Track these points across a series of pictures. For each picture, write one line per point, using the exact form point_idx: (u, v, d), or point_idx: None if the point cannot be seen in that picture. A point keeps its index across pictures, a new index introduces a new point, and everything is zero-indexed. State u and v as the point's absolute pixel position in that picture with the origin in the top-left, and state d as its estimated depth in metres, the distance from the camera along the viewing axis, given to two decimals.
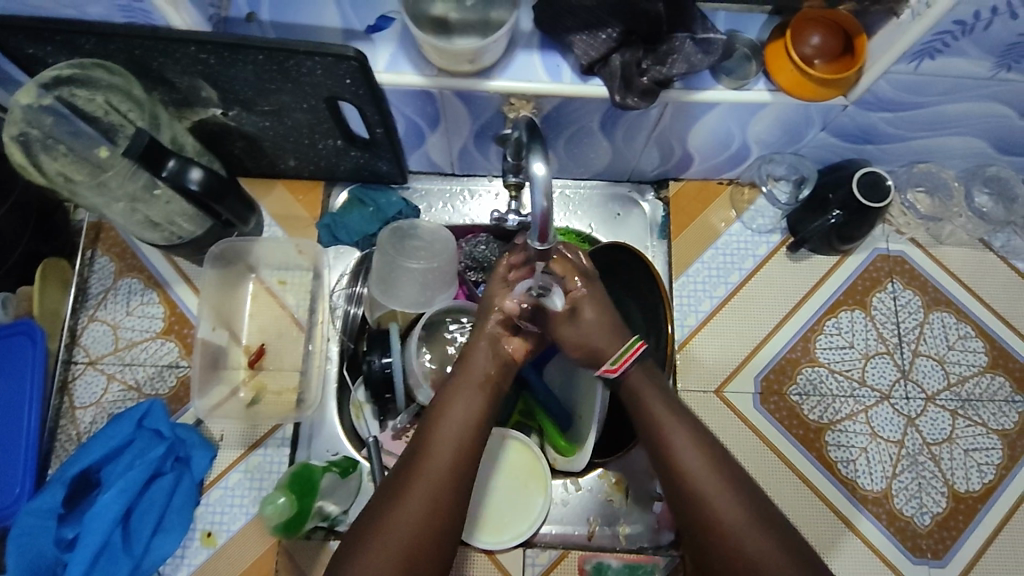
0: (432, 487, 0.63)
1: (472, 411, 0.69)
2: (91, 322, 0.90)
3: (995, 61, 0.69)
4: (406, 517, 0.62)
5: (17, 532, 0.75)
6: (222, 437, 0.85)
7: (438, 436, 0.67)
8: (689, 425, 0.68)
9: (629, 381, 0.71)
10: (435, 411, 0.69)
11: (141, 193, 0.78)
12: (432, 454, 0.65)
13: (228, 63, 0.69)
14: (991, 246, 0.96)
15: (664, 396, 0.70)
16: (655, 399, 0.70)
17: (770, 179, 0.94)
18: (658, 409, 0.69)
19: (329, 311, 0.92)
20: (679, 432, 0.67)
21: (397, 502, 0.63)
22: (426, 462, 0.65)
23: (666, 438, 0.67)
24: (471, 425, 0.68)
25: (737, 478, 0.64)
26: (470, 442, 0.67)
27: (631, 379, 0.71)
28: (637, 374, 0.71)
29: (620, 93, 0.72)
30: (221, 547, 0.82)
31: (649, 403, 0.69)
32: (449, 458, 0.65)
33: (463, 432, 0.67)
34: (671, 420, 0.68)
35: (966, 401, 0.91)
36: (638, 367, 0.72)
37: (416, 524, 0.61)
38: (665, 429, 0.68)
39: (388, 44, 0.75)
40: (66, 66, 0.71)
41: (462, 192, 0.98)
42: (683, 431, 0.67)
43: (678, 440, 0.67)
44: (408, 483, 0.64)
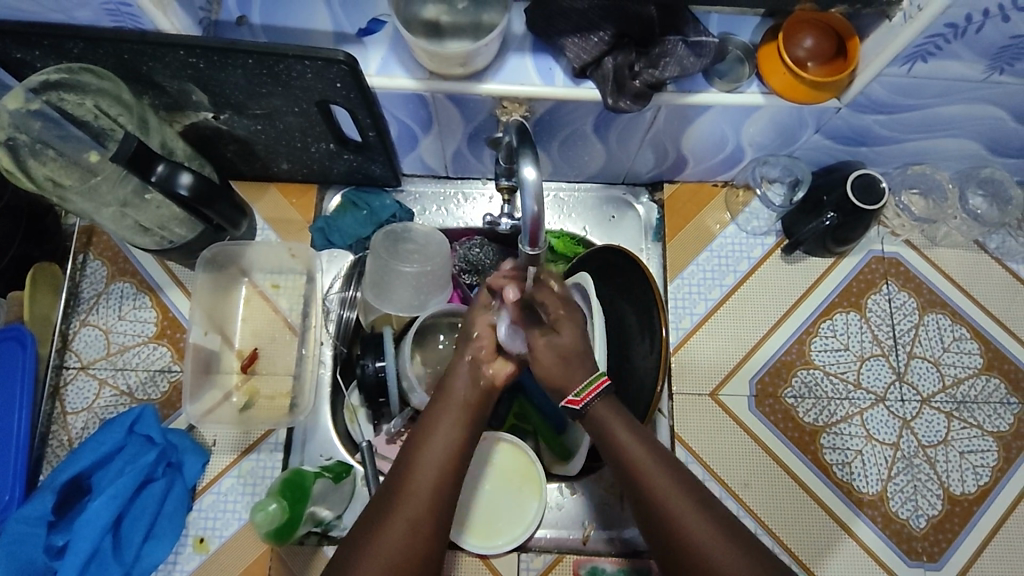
0: (417, 516, 0.63)
1: (456, 439, 0.68)
2: (82, 326, 0.89)
3: (988, 63, 0.69)
4: (388, 547, 0.61)
5: (6, 541, 0.73)
6: (214, 443, 0.85)
7: (421, 463, 0.66)
8: (654, 451, 0.66)
9: (593, 413, 0.69)
10: (419, 438, 0.69)
11: (131, 197, 0.78)
12: (416, 482, 0.65)
13: (218, 67, 0.69)
14: (986, 247, 0.96)
15: (630, 422, 0.68)
16: (622, 428, 0.67)
17: (764, 181, 0.93)
18: (625, 437, 0.67)
19: (323, 314, 0.91)
20: (647, 459, 0.65)
21: (379, 531, 0.62)
22: (410, 490, 0.64)
23: (634, 462, 0.65)
24: (455, 452, 0.68)
25: (708, 500, 0.63)
26: (453, 470, 0.67)
27: (597, 411, 0.69)
28: (599, 406, 0.69)
29: (612, 96, 0.72)
30: (214, 553, 0.81)
31: (615, 430, 0.67)
32: (433, 486, 0.65)
33: (448, 460, 0.67)
34: (637, 445, 0.66)
35: (962, 402, 0.91)
36: (602, 399, 0.69)
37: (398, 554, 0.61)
38: (631, 455, 0.66)
39: (380, 48, 0.74)
40: (54, 69, 0.70)
41: (456, 195, 0.98)
42: (649, 456, 0.65)
43: (646, 464, 0.65)
44: (392, 511, 0.63)
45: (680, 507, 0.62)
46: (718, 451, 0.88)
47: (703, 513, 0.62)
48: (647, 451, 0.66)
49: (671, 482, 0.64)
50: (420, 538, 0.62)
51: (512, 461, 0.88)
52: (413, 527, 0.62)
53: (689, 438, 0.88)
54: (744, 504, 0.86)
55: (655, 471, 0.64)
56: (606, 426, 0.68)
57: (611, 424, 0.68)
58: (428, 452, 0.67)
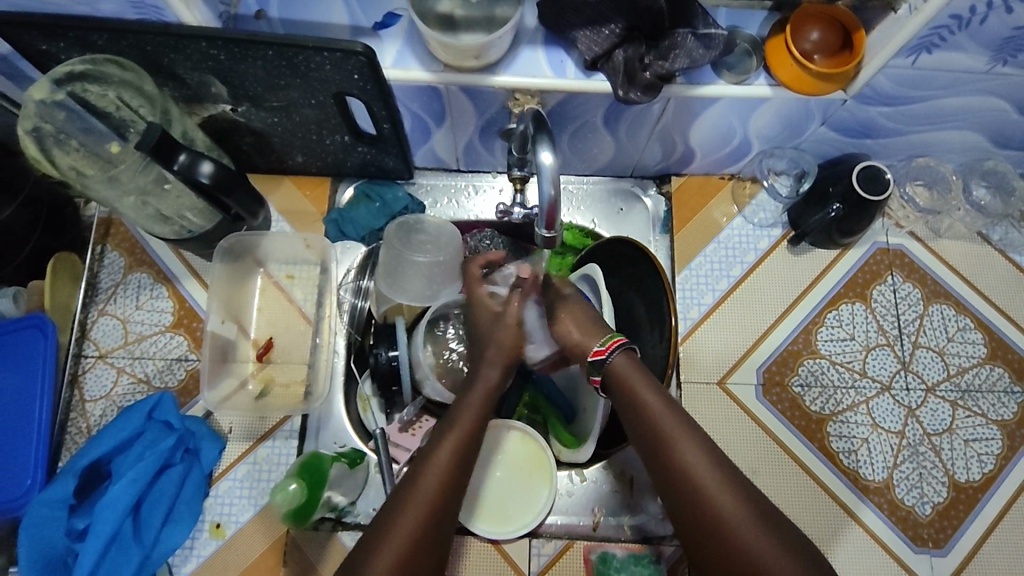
0: (431, 511, 0.62)
1: (469, 438, 0.68)
2: (101, 316, 0.91)
3: (991, 54, 0.70)
4: (403, 539, 0.60)
5: (29, 522, 0.76)
6: (230, 430, 0.87)
7: (436, 460, 0.66)
8: (676, 414, 0.67)
9: (616, 371, 0.71)
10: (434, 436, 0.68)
11: (151, 186, 0.79)
12: (430, 477, 0.64)
13: (238, 58, 0.70)
14: (989, 239, 0.98)
15: (653, 384, 0.70)
16: (648, 392, 0.69)
17: (772, 173, 0.96)
18: (649, 398, 0.68)
19: (336, 305, 0.93)
20: (669, 421, 0.67)
21: (394, 523, 0.61)
22: (424, 484, 0.64)
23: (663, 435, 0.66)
24: (469, 458, 0.67)
25: (727, 466, 0.64)
26: (467, 468, 0.67)
27: (619, 369, 0.71)
28: (623, 363, 0.71)
29: (623, 88, 0.73)
30: (230, 539, 0.83)
31: (639, 391, 0.69)
32: (445, 481, 0.64)
33: (461, 459, 0.67)
34: (660, 406, 0.68)
35: (966, 391, 0.92)
36: (624, 352, 0.72)
37: (411, 550, 0.60)
38: (654, 417, 0.67)
39: (396, 41, 0.76)
40: (78, 61, 0.72)
41: (467, 187, 1.00)
42: (671, 418, 0.67)
43: (669, 426, 0.66)
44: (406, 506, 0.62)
45: (702, 471, 0.63)
46: (727, 439, 0.89)
47: (723, 479, 0.63)
48: (670, 414, 0.67)
49: (692, 444, 0.65)
50: (430, 535, 0.62)
51: (521, 448, 0.89)
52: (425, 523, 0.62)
53: (697, 426, 0.89)
54: None
55: (678, 434, 0.66)
56: (631, 386, 0.70)
57: (636, 384, 0.70)
58: (443, 449, 0.66)
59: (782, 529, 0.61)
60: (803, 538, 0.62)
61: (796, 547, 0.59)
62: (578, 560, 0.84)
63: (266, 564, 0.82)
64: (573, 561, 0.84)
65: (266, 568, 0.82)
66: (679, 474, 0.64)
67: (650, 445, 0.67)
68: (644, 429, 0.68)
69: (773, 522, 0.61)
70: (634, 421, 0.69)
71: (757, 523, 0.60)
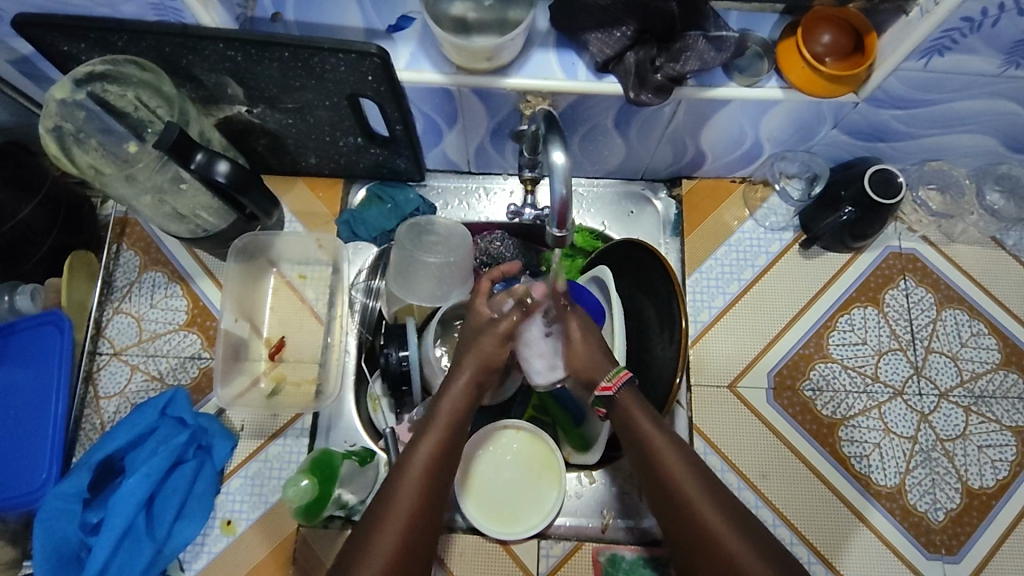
0: (417, 507, 0.63)
1: (458, 418, 0.71)
2: (116, 314, 0.92)
3: (1004, 58, 0.70)
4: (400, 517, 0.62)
5: (44, 516, 0.77)
6: (242, 427, 0.88)
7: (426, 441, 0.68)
8: (674, 442, 0.69)
9: (624, 406, 0.71)
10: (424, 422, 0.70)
11: (168, 185, 0.81)
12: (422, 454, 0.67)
13: (255, 59, 0.71)
14: (1003, 243, 0.97)
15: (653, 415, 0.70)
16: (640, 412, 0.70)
17: (784, 177, 0.95)
18: (648, 429, 0.69)
19: (348, 304, 0.94)
20: (667, 450, 0.68)
21: (390, 500, 0.64)
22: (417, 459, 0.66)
23: (656, 453, 0.68)
24: (446, 463, 0.68)
25: (722, 492, 0.65)
26: (448, 464, 0.68)
27: (622, 401, 0.71)
28: (629, 398, 0.71)
29: (634, 90, 0.74)
30: (240, 535, 0.83)
31: (639, 423, 0.70)
32: (437, 464, 0.67)
33: (444, 455, 0.68)
34: (659, 435, 0.69)
35: (980, 397, 0.91)
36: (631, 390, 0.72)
37: (409, 531, 0.62)
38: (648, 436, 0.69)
39: (409, 44, 0.77)
40: (99, 62, 0.73)
41: (478, 189, 1.00)
42: (669, 448, 0.68)
43: (670, 459, 0.67)
44: (387, 514, 0.63)
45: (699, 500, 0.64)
46: (737, 443, 0.88)
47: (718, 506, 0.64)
48: (668, 443, 0.68)
49: (690, 470, 0.67)
50: (425, 512, 0.64)
51: (530, 449, 0.89)
52: (421, 498, 0.64)
53: (707, 429, 0.89)
54: (763, 496, 0.86)
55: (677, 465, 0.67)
56: (629, 415, 0.70)
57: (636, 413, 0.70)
58: (432, 431, 0.69)
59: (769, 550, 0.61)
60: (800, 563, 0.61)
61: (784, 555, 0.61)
62: (587, 561, 0.84)
63: (276, 560, 0.82)
64: (582, 562, 0.84)
65: (275, 566, 0.82)
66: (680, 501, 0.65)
67: (652, 473, 0.68)
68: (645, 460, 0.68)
69: (768, 549, 0.61)
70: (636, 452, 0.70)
71: (755, 555, 0.60)
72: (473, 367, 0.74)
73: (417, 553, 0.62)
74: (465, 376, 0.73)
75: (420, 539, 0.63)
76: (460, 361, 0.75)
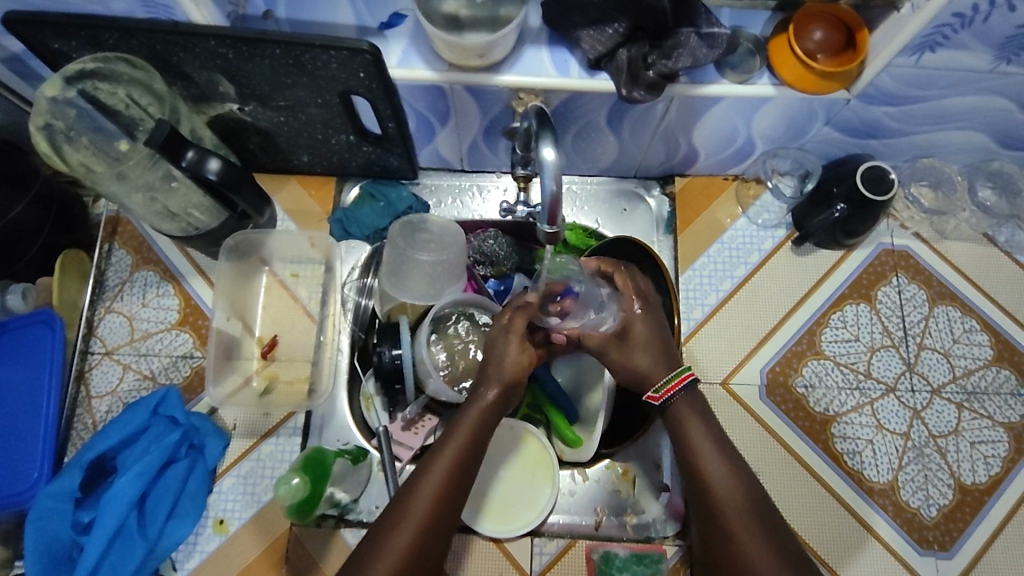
0: (433, 513, 0.64)
1: (490, 417, 0.70)
2: (107, 313, 0.92)
3: (995, 54, 0.70)
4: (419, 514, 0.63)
5: (35, 515, 0.77)
6: (234, 427, 0.87)
7: (455, 439, 0.68)
8: (718, 444, 0.70)
9: (673, 405, 0.73)
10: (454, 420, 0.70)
11: (159, 183, 0.80)
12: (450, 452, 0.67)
13: (246, 57, 0.71)
14: (995, 240, 0.97)
15: (704, 417, 0.72)
16: (687, 409, 0.73)
17: (776, 174, 0.96)
18: (694, 430, 0.71)
19: (340, 303, 0.93)
20: (710, 452, 0.69)
21: (411, 498, 0.64)
22: (445, 458, 0.66)
23: (696, 449, 0.70)
24: (468, 469, 0.67)
25: (758, 498, 0.67)
26: (470, 471, 0.67)
27: (676, 406, 0.73)
28: (680, 400, 0.73)
29: (626, 87, 0.74)
30: (233, 535, 0.83)
31: (687, 423, 0.72)
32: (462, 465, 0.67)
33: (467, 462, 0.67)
34: (702, 436, 0.70)
35: (972, 393, 0.91)
36: (682, 395, 0.73)
37: (426, 529, 0.63)
38: (692, 433, 0.71)
39: (401, 41, 0.77)
40: (89, 60, 0.73)
41: (471, 188, 1.00)
42: (712, 449, 0.69)
43: (710, 459, 0.69)
44: (401, 520, 0.63)
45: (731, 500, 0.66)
46: (729, 440, 0.88)
47: (748, 510, 0.65)
48: (711, 445, 0.70)
49: (723, 464, 0.68)
50: (444, 510, 0.64)
51: (523, 446, 0.89)
52: (443, 498, 0.65)
53: None
54: None
55: (715, 466, 0.68)
56: (679, 414, 0.72)
57: (683, 414, 0.72)
58: (462, 430, 0.69)
59: (783, 550, 0.63)
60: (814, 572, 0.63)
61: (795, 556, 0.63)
62: (581, 558, 0.85)
63: (269, 559, 0.82)
64: (576, 560, 0.85)
65: (267, 564, 0.82)
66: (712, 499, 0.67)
67: (688, 470, 0.70)
68: (684, 456, 0.70)
69: (781, 550, 0.63)
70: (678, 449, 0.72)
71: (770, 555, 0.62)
72: (500, 380, 0.71)
73: (433, 550, 0.63)
74: (495, 387, 0.71)
75: (437, 537, 0.64)
76: (487, 372, 0.73)
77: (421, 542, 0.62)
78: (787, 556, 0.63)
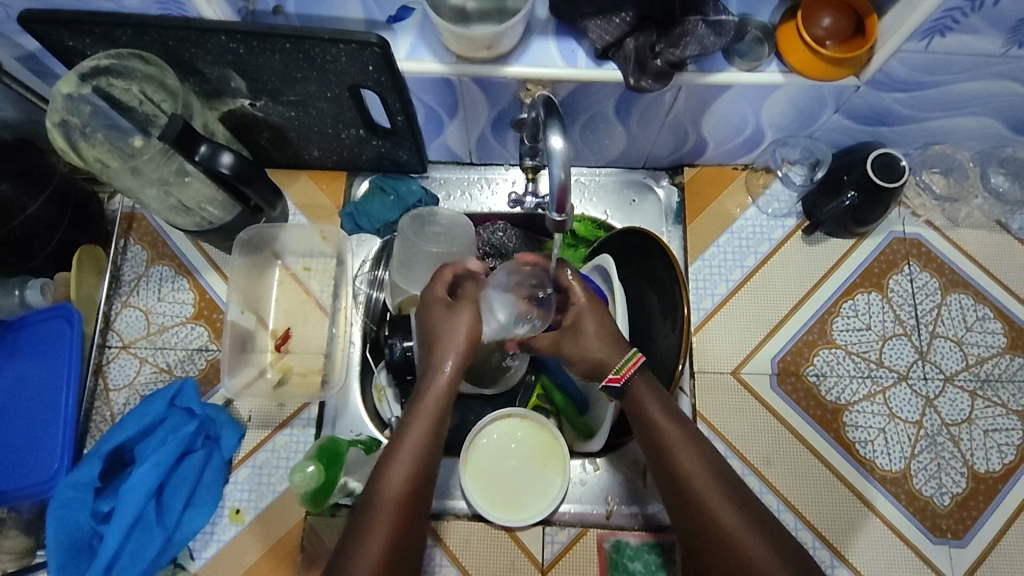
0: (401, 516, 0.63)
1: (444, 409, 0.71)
2: (124, 307, 0.93)
3: (1006, 37, 0.70)
4: (394, 510, 0.63)
5: (57, 504, 0.78)
6: (249, 418, 0.88)
7: (416, 433, 0.68)
8: (681, 428, 0.69)
9: (632, 390, 0.72)
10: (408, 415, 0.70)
11: (173, 177, 0.81)
12: (415, 448, 0.67)
13: (257, 52, 0.72)
14: (1008, 227, 0.96)
15: (665, 400, 0.71)
16: (642, 388, 0.72)
17: (785, 163, 0.95)
18: (658, 416, 0.70)
19: (352, 296, 0.95)
20: (677, 438, 0.68)
21: (381, 494, 0.64)
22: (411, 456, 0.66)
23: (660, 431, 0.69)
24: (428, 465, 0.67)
25: (734, 485, 0.66)
26: (431, 469, 0.67)
27: (633, 388, 0.72)
28: (637, 381, 0.72)
29: (634, 76, 0.75)
30: (249, 524, 0.84)
31: (648, 409, 0.71)
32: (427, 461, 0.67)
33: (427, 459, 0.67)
34: (670, 425, 0.69)
35: (986, 381, 0.91)
36: (640, 375, 0.73)
37: (398, 532, 0.62)
38: (651, 413, 0.70)
39: (409, 34, 0.77)
40: (103, 56, 0.74)
41: (479, 181, 1.00)
42: (677, 436, 0.68)
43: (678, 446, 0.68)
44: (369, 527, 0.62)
45: (711, 491, 0.64)
46: (740, 429, 0.89)
47: (719, 484, 0.65)
48: (677, 429, 0.69)
49: (688, 441, 0.68)
50: (411, 510, 0.64)
51: (534, 437, 0.89)
52: (412, 494, 0.65)
53: (710, 415, 0.89)
54: (767, 481, 0.86)
55: (688, 454, 0.67)
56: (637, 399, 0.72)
57: (643, 398, 0.71)
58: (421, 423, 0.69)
59: (759, 519, 0.63)
60: (818, 570, 0.61)
61: (770, 525, 0.63)
62: (592, 548, 0.85)
63: (284, 548, 0.83)
64: (587, 550, 0.85)
65: (283, 553, 0.83)
66: (688, 490, 0.66)
67: (659, 460, 0.69)
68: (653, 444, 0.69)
69: (755, 520, 0.63)
70: (645, 436, 0.71)
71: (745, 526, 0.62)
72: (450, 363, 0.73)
73: (408, 547, 0.63)
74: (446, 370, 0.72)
75: (407, 540, 0.63)
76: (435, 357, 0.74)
77: (399, 538, 0.62)
78: (762, 525, 0.63)
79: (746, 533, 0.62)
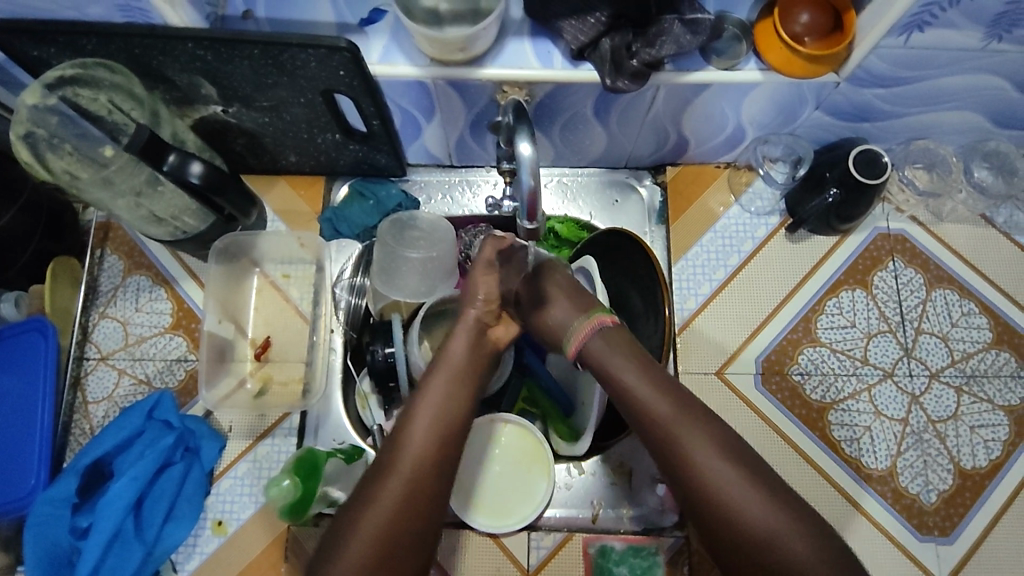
0: (406, 494, 0.64)
1: (453, 403, 0.70)
2: (102, 318, 0.92)
3: (985, 31, 0.69)
4: (385, 509, 0.63)
5: (34, 521, 0.78)
6: (230, 429, 0.87)
7: (416, 429, 0.67)
8: (668, 392, 0.69)
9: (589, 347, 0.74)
10: (409, 407, 0.70)
11: (144, 187, 0.81)
12: (412, 446, 0.66)
13: (225, 58, 0.71)
14: (993, 221, 0.96)
15: (624, 350, 0.73)
16: (600, 344, 0.73)
17: (767, 161, 0.94)
18: (618, 366, 0.71)
19: (332, 303, 0.93)
20: (662, 402, 0.68)
21: (386, 473, 0.65)
22: (406, 457, 0.66)
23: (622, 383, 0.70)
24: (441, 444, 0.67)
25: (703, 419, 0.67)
26: (447, 446, 0.67)
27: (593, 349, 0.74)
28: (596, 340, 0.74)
29: (611, 77, 0.73)
30: (231, 536, 0.83)
31: (609, 361, 0.72)
32: (427, 458, 0.66)
33: (440, 439, 0.67)
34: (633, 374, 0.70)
35: (971, 377, 0.90)
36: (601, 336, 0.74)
37: (399, 510, 0.63)
38: (613, 369, 0.72)
39: (382, 36, 0.76)
40: (69, 66, 0.73)
41: (461, 183, 0.99)
42: (664, 400, 0.68)
43: (663, 412, 0.68)
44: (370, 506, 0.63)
45: (697, 445, 0.65)
46: None
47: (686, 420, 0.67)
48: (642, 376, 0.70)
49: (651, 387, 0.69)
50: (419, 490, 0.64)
51: (518, 442, 0.89)
52: (417, 479, 0.65)
53: None
54: None
55: (653, 397, 0.69)
56: (605, 362, 0.72)
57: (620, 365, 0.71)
58: (421, 418, 0.68)
59: (735, 451, 0.65)
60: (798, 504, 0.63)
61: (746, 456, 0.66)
62: (578, 553, 0.84)
63: (268, 560, 0.82)
64: (572, 554, 0.84)
65: (267, 565, 0.82)
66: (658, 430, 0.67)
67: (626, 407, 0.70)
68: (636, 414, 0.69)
69: (730, 452, 0.65)
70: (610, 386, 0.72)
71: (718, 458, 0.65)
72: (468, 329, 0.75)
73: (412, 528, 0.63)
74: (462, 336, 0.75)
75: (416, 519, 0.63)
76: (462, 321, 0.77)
77: (393, 531, 0.62)
78: (739, 458, 0.65)
79: (721, 469, 0.64)
